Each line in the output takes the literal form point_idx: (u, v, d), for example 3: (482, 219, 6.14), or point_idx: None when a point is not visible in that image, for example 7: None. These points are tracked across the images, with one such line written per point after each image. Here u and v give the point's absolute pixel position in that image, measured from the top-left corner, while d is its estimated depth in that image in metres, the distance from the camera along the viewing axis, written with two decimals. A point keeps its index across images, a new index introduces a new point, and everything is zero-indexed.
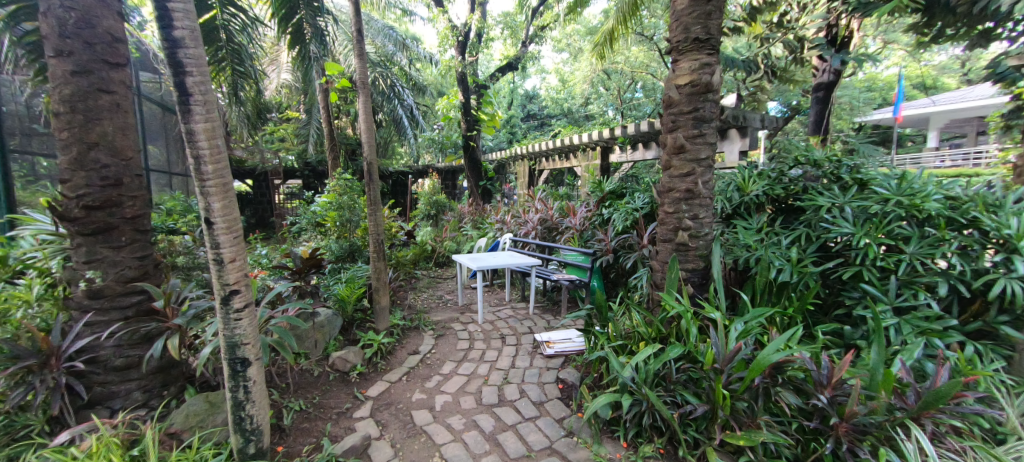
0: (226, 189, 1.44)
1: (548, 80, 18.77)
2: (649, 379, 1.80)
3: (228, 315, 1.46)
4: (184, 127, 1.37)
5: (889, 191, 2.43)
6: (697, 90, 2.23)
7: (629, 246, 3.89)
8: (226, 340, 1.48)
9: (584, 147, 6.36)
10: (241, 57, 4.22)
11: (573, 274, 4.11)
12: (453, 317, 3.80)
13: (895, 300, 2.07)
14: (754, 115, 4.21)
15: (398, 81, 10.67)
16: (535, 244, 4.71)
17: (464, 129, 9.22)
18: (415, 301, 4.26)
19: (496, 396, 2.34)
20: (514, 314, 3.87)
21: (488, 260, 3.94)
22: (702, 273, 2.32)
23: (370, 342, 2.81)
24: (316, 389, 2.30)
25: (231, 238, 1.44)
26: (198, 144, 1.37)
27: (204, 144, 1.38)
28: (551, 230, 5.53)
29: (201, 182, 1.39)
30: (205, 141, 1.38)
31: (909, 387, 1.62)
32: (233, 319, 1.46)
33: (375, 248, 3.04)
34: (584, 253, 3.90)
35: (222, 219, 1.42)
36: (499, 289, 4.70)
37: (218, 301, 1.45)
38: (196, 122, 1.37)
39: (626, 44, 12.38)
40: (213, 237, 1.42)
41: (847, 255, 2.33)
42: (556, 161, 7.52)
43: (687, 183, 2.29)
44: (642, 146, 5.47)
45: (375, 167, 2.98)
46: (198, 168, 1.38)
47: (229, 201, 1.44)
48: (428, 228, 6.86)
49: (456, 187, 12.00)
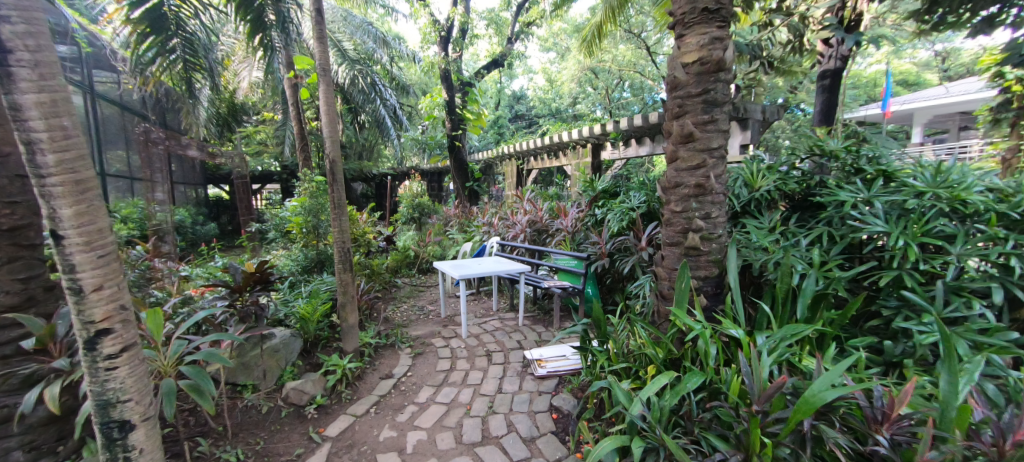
0: (79, 188, 1.16)
1: (536, 81, 18.58)
2: (663, 418, 1.47)
3: (97, 365, 1.22)
4: (7, 100, 1.09)
5: (924, 183, 2.13)
6: (706, 69, 1.91)
7: (625, 249, 3.57)
8: (95, 399, 1.24)
9: (574, 144, 6.06)
10: (195, 47, 3.84)
11: (565, 280, 3.77)
12: (435, 332, 3.43)
13: (945, 310, 1.74)
14: (755, 105, 3.92)
15: (379, 80, 10.29)
16: (524, 248, 4.38)
17: (448, 128, 8.87)
18: (394, 313, 3.88)
19: (479, 432, 1.99)
20: (502, 326, 3.52)
21: (474, 268, 3.58)
22: (716, 281, 1.99)
23: (333, 367, 2.40)
24: (263, 431, 1.95)
25: (90, 258, 1.18)
26: (30, 126, 1.11)
27: (39, 126, 1.12)
28: (540, 232, 5.21)
29: (40, 180, 1.12)
30: (39, 121, 1.12)
31: (986, 424, 1.30)
32: (104, 370, 1.23)
33: (340, 258, 2.66)
34: (578, 258, 3.57)
35: (76, 231, 1.15)
36: (485, 298, 4.35)
37: (83, 347, 1.21)
38: (23, 93, 1.10)
39: (613, 41, 12.18)
40: (66, 257, 1.15)
41: (881, 258, 2.02)
42: (545, 160, 7.21)
43: (698, 177, 1.96)
44: (635, 142, 5.18)
45: (337, 167, 2.61)
46: (34, 159, 1.11)
47: (87, 206, 1.18)
48: (412, 234, 6.50)
49: (442, 189, 11.64)
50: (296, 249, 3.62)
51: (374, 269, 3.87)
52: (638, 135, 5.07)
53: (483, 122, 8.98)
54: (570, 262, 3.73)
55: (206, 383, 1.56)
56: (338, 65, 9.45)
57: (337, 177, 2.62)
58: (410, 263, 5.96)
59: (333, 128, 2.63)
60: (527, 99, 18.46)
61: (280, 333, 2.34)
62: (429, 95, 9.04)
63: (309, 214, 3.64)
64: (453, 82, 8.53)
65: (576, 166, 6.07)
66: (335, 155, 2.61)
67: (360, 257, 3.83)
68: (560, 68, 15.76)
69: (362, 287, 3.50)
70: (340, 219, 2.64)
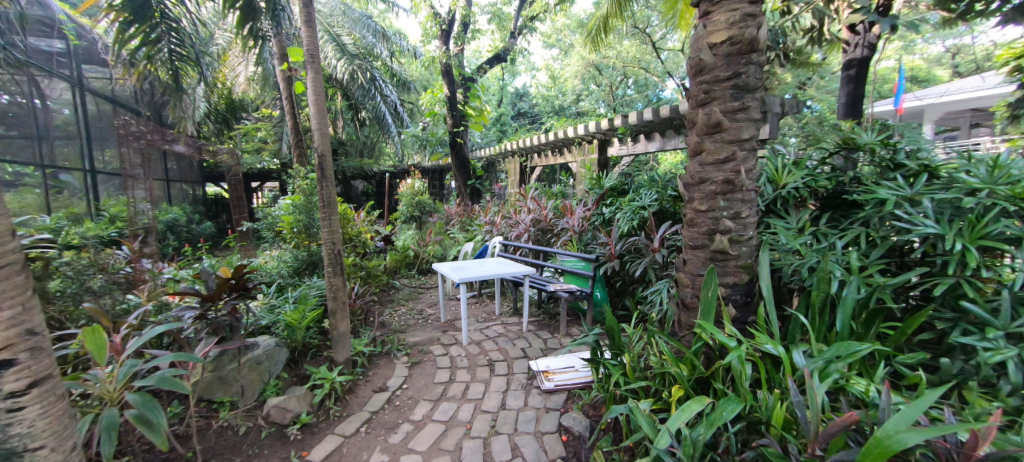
0: None
1: (539, 78, 18.32)
2: (696, 455, 1.26)
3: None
4: None
5: (977, 179, 1.90)
6: (737, 50, 1.70)
7: (637, 250, 3.35)
8: None
9: (579, 140, 5.83)
10: (181, 36, 3.64)
11: (572, 283, 3.56)
12: (434, 338, 3.23)
13: (1013, 325, 1.51)
14: (774, 97, 3.70)
15: (379, 76, 10.08)
16: (528, 248, 4.17)
17: (450, 125, 8.65)
18: (391, 318, 3.68)
19: (480, 457, 1.79)
20: (505, 331, 3.32)
21: (477, 270, 3.37)
22: (746, 289, 1.77)
23: (321, 381, 2.21)
24: (240, 457, 1.75)
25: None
26: None
27: None
28: (545, 232, 5.00)
29: None
30: None
31: None
32: (6, 412, 1.09)
33: (330, 260, 2.46)
34: (586, 259, 3.36)
35: None
36: (487, 301, 4.14)
37: None
38: None
39: (618, 36, 11.94)
40: None
41: (932, 263, 1.80)
42: (549, 157, 6.99)
43: (726, 171, 1.74)
44: (644, 137, 4.95)
45: (327, 161, 2.41)
46: None
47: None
48: (412, 233, 6.29)
49: (443, 187, 11.43)
50: (287, 250, 3.41)
51: (370, 270, 3.66)
52: (647, 130, 4.85)
53: (486, 118, 8.75)
54: (577, 263, 3.53)
55: (155, 415, 1.43)
56: (337, 61, 9.23)
57: (327, 172, 2.41)
58: (409, 263, 5.76)
59: (322, 119, 2.42)
60: (529, 95, 18.17)
61: (265, 343, 2.17)
62: (429, 91, 8.82)
63: (297, 212, 3.41)
64: (454, 77, 8.31)
65: (582, 163, 5.85)
66: (324, 148, 2.41)
67: (355, 258, 3.62)
68: (564, 64, 15.50)
69: (356, 289, 3.29)
70: (329, 218, 2.43)
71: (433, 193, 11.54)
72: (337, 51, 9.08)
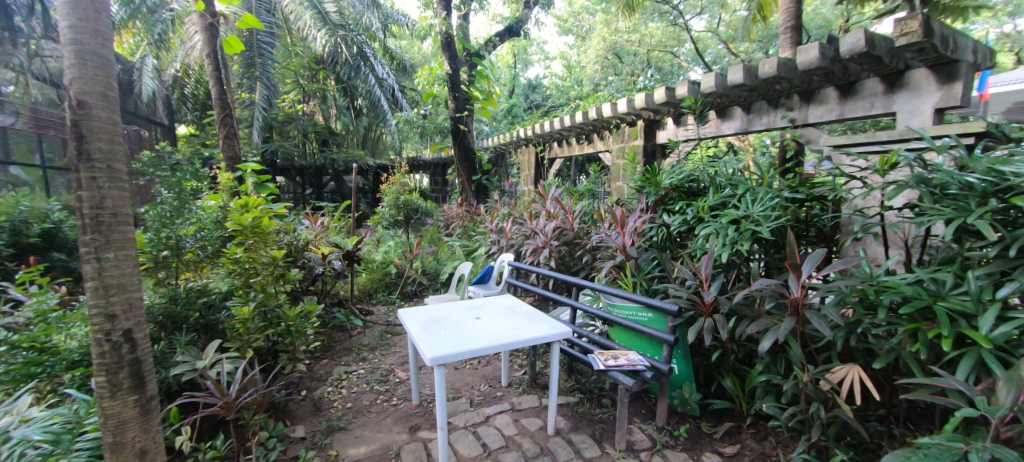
0: None
1: (553, 68, 16.70)
2: None
3: None
4: None
5: None
6: None
7: (751, 300, 1.88)
8: None
9: (616, 122, 4.36)
10: None
11: (633, 346, 2.11)
12: (389, 446, 1.84)
13: None
14: (967, 40, 2.21)
15: (371, 52, 8.69)
16: (552, 277, 2.75)
17: (451, 109, 7.15)
18: (334, 394, 2.31)
19: None
20: (515, 434, 1.91)
21: (470, 327, 1.90)
22: None
23: None
24: None
25: None
26: None
27: None
28: (572, 247, 3.61)
29: None
30: None
31: None
32: None
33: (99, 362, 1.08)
34: (664, 312, 1.90)
35: None
36: (489, 356, 2.75)
37: None
38: None
39: (645, 13, 10.38)
40: None
41: None
42: (573, 146, 5.53)
43: None
44: (716, 115, 3.49)
45: (99, 121, 1.03)
46: None
47: None
48: (397, 243, 4.91)
49: (446, 183, 10.01)
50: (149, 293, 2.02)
51: (294, 323, 2.13)
52: (723, 103, 3.35)
53: (495, 102, 7.34)
54: (639, 312, 2.09)
55: None
56: (318, 32, 7.76)
57: (96, 147, 1.03)
58: (390, 284, 4.38)
59: (87, 19, 1.02)
60: (543, 84, 16.54)
61: None
62: (427, 68, 7.38)
63: (162, 227, 1.96)
64: (457, 50, 6.85)
65: (619, 153, 4.39)
66: (89, 89, 1.02)
67: (271, 301, 2.12)
68: (583, 47, 13.89)
69: (253, 364, 1.93)
70: (99, 259, 1.05)
71: (435, 190, 10.15)
72: (317, 19, 7.58)
